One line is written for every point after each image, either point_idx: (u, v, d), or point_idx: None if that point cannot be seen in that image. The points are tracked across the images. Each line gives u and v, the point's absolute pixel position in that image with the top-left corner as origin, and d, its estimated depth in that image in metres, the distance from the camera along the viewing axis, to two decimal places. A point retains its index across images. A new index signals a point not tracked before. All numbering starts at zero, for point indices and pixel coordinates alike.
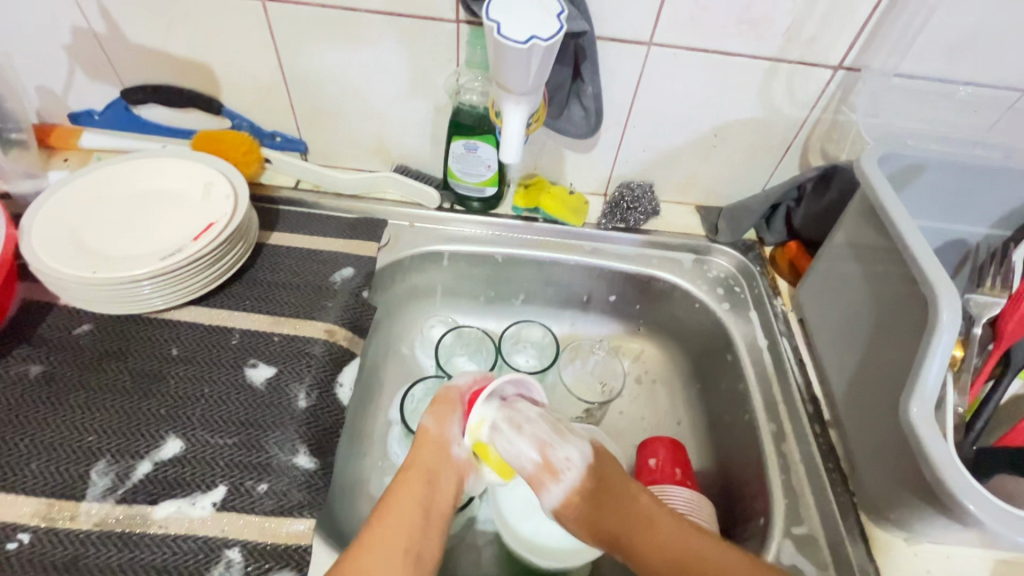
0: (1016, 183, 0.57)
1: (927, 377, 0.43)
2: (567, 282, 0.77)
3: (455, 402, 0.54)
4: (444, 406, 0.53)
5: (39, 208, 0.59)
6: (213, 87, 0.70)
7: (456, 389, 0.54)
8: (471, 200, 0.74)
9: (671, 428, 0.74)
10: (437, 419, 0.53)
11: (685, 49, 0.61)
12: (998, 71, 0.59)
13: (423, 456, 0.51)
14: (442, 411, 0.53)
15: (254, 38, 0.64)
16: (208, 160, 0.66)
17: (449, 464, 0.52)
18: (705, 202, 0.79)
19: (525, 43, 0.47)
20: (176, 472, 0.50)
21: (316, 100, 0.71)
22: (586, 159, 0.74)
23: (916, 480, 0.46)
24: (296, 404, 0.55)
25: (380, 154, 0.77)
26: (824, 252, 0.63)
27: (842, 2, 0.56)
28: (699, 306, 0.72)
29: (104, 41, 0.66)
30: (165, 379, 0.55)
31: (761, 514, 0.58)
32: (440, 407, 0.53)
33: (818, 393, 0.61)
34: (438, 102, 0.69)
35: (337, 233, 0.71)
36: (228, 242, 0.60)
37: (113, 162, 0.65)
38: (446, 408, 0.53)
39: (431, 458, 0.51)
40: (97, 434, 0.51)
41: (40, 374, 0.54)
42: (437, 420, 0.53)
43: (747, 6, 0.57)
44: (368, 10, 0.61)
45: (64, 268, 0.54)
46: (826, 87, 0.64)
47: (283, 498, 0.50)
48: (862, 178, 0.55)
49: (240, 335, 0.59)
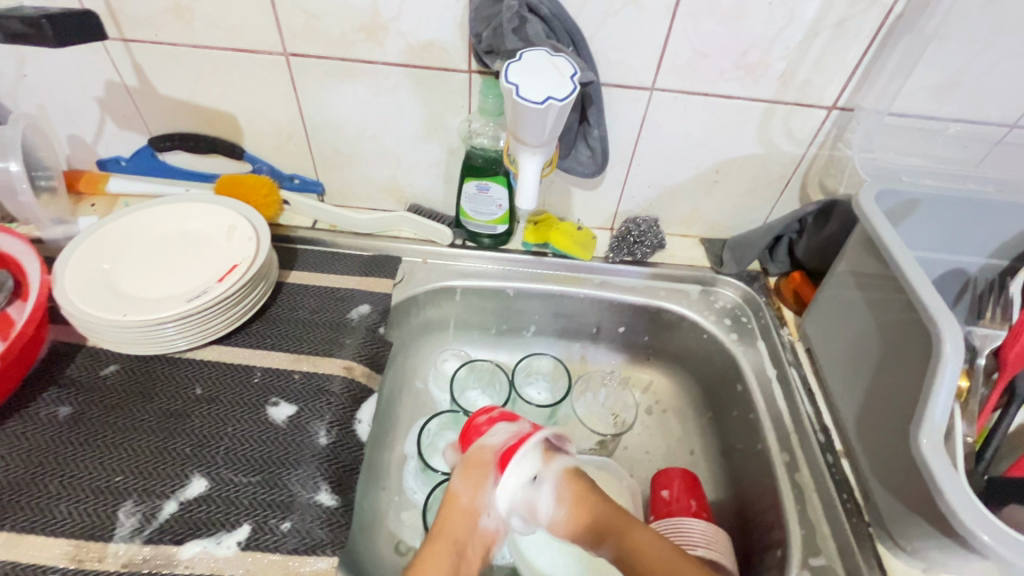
0: (1011, 216, 0.60)
1: (935, 409, 0.44)
2: (576, 314, 0.79)
3: (488, 464, 0.53)
4: (476, 469, 0.53)
5: (70, 253, 0.62)
6: (236, 134, 0.74)
7: (489, 449, 0.53)
8: (482, 236, 0.76)
9: (684, 458, 0.74)
10: (472, 488, 0.52)
11: (686, 94, 0.64)
12: (987, 109, 0.61)
13: (452, 523, 0.52)
14: (475, 476, 0.52)
15: (277, 89, 0.68)
16: (230, 204, 0.69)
17: (476, 534, 0.53)
18: (709, 234, 0.81)
19: (543, 103, 0.50)
20: (202, 511, 0.51)
21: (333, 144, 0.74)
22: (593, 195, 0.76)
23: (931, 510, 0.47)
24: (317, 441, 0.56)
25: (394, 194, 0.80)
26: (827, 283, 0.65)
27: (833, 48, 0.60)
28: (707, 335, 0.74)
29: (135, 93, 0.70)
30: (190, 418, 0.57)
31: (778, 545, 0.58)
32: (471, 476, 0.52)
33: (829, 422, 0.62)
34: (450, 144, 0.72)
35: (353, 271, 0.73)
36: (250, 283, 0.62)
37: (142, 208, 0.68)
38: (478, 476, 0.52)
39: (460, 531, 0.52)
40: (124, 474, 0.52)
41: (70, 415, 0.56)
42: (468, 485, 0.52)
43: (742, 53, 0.60)
44: (384, 62, 0.64)
45: (94, 311, 0.56)
46: (821, 126, 0.67)
47: (306, 535, 0.50)
48: (860, 214, 0.57)
49: (261, 373, 0.61)
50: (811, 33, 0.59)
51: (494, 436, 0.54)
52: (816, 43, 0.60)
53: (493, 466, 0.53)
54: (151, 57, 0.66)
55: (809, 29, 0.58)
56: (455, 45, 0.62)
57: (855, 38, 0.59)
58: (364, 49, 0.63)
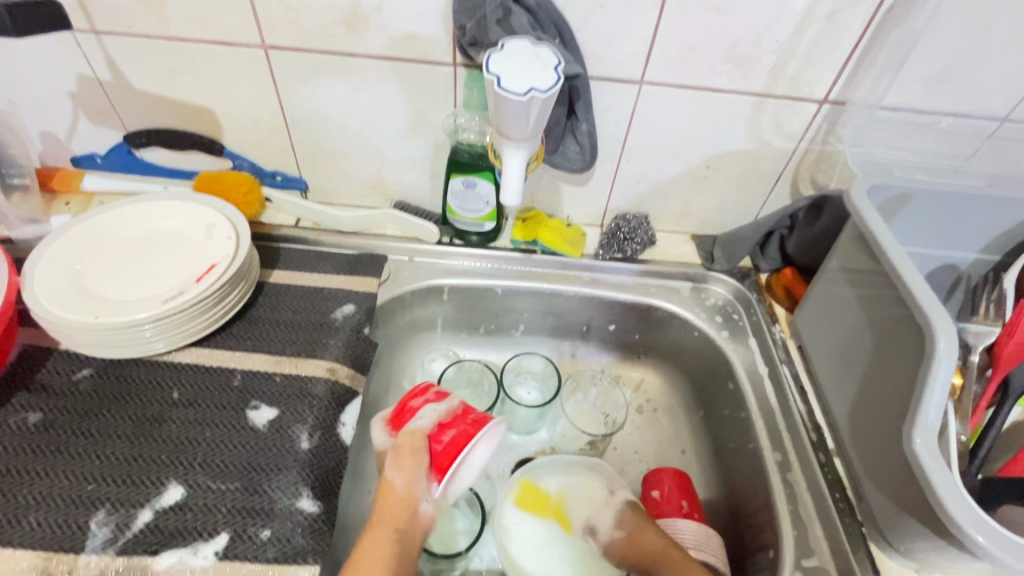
0: (1004, 209, 0.59)
1: (929, 407, 0.44)
2: (566, 312, 0.78)
3: (421, 449, 0.52)
4: (405, 455, 0.52)
5: (40, 254, 0.59)
6: (215, 130, 0.72)
7: (419, 433, 0.53)
8: (470, 234, 0.75)
9: (676, 457, 0.74)
10: (404, 474, 0.52)
11: (675, 87, 0.63)
12: (978, 103, 0.61)
13: (389, 511, 0.51)
14: (406, 462, 0.52)
15: (256, 83, 0.66)
16: (209, 202, 0.67)
17: (415, 521, 0.52)
18: (700, 230, 0.80)
19: (525, 95, 0.49)
20: (177, 521, 0.49)
21: (316, 140, 0.72)
22: (582, 192, 0.75)
23: (924, 510, 0.46)
24: (298, 446, 0.55)
25: (379, 190, 0.78)
26: (819, 279, 0.64)
27: (825, 40, 0.59)
28: (698, 333, 0.73)
29: (108, 88, 0.67)
30: (166, 424, 0.55)
31: (770, 546, 0.57)
32: (404, 461, 0.52)
33: (821, 420, 0.61)
34: (436, 140, 0.71)
35: (337, 270, 0.71)
36: (230, 283, 0.60)
37: (117, 206, 0.66)
38: (412, 460, 0.52)
39: (399, 516, 0.51)
40: (97, 482, 0.50)
41: (40, 421, 0.54)
42: (402, 469, 0.52)
43: (732, 46, 0.59)
44: (366, 54, 0.63)
45: (65, 314, 0.54)
46: (812, 120, 0.66)
47: (286, 544, 0.49)
48: (853, 209, 0.56)
49: (241, 376, 0.59)
50: (802, 24, 0.58)
51: (421, 419, 0.54)
52: (807, 35, 0.58)
53: (424, 449, 0.52)
54: (124, 50, 0.63)
55: (799, 21, 0.57)
56: (439, 37, 0.60)
57: (847, 29, 0.58)
58: (345, 42, 0.62)
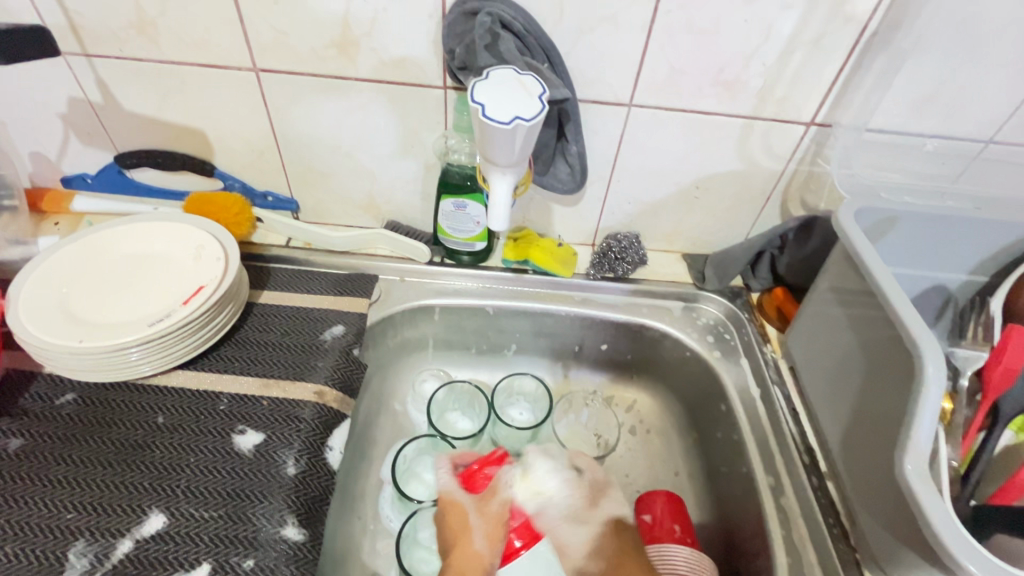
0: (991, 232, 0.59)
1: (918, 432, 0.43)
2: (558, 332, 0.77)
3: (502, 518, 0.60)
4: (490, 522, 0.60)
5: (27, 276, 0.59)
6: (207, 151, 0.72)
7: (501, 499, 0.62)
8: (462, 254, 0.75)
9: (668, 479, 0.73)
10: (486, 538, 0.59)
11: (664, 110, 0.64)
12: (963, 126, 0.61)
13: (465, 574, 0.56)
14: (491, 531, 0.59)
15: (248, 105, 0.66)
16: (199, 223, 0.66)
17: None
18: (691, 250, 0.80)
19: (509, 124, 0.49)
20: (158, 550, 0.48)
21: (307, 161, 0.72)
22: (573, 212, 0.75)
23: (917, 538, 0.45)
24: (284, 472, 0.54)
25: (371, 211, 0.78)
26: (809, 300, 0.64)
27: (810, 64, 0.59)
28: (690, 353, 0.73)
29: (99, 110, 0.67)
30: (150, 449, 0.54)
31: (764, 572, 0.56)
32: (492, 526, 0.60)
33: (813, 443, 0.61)
34: (427, 161, 0.71)
35: (328, 290, 0.71)
36: (218, 306, 0.59)
37: (106, 228, 0.66)
38: (496, 526, 0.60)
39: None
40: (77, 511, 0.49)
41: (21, 447, 0.53)
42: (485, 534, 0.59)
43: (719, 70, 0.60)
44: (357, 77, 0.63)
45: (49, 338, 0.53)
46: (799, 142, 0.67)
47: (270, 574, 0.48)
48: (840, 231, 0.57)
49: (227, 400, 0.58)
50: (787, 49, 0.58)
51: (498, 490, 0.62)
52: (792, 60, 0.59)
53: (506, 519, 0.60)
54: (115, 72, 0.64)
55: (785, 46, 0.58)
56: (430, 61, 0.61)
57: (831, 54, 0.59)
58: (336, 65, 0.62)
